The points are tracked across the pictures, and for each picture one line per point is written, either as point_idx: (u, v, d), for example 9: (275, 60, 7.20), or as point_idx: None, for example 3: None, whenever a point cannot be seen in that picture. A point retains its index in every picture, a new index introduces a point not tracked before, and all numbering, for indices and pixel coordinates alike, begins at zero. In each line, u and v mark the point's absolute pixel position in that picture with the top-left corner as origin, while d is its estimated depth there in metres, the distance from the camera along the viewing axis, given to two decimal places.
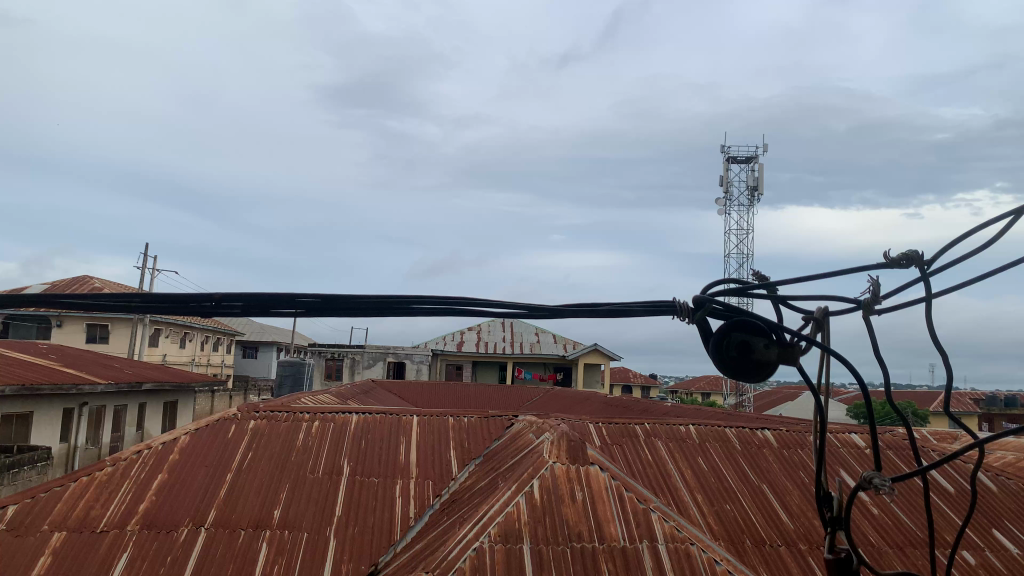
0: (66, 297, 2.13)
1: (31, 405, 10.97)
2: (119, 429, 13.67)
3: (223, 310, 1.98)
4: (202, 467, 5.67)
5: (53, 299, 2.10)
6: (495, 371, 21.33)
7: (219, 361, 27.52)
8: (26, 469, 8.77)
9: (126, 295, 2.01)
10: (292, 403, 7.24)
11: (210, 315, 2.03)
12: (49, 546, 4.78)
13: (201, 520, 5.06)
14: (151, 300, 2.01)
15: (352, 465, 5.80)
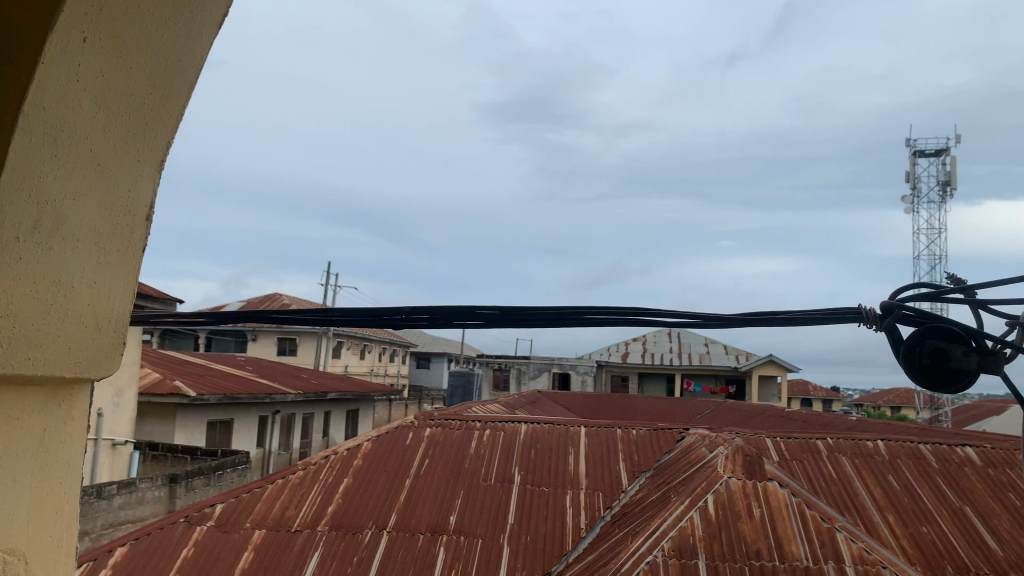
0: (274, 313, 2.30)
1: (233, 413, 12.02)
2: (308, 435, 14.67)
3: (410, 323, 2.06)
4: (383, 472, 5.97)
5: (263, 314, 2.28)
6: (662, 382, 20.96)
7: (395, 372, 28.88)
8: (228, 471, 9.59)
9: (325, 310, 2.14)
10: (465, 412, 7.49)
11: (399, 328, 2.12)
12: (252, 542, 5.20)
13: (383, 523, 5.33)
14: (348, 315, 2.13)
15: (523, 473, 5.89)
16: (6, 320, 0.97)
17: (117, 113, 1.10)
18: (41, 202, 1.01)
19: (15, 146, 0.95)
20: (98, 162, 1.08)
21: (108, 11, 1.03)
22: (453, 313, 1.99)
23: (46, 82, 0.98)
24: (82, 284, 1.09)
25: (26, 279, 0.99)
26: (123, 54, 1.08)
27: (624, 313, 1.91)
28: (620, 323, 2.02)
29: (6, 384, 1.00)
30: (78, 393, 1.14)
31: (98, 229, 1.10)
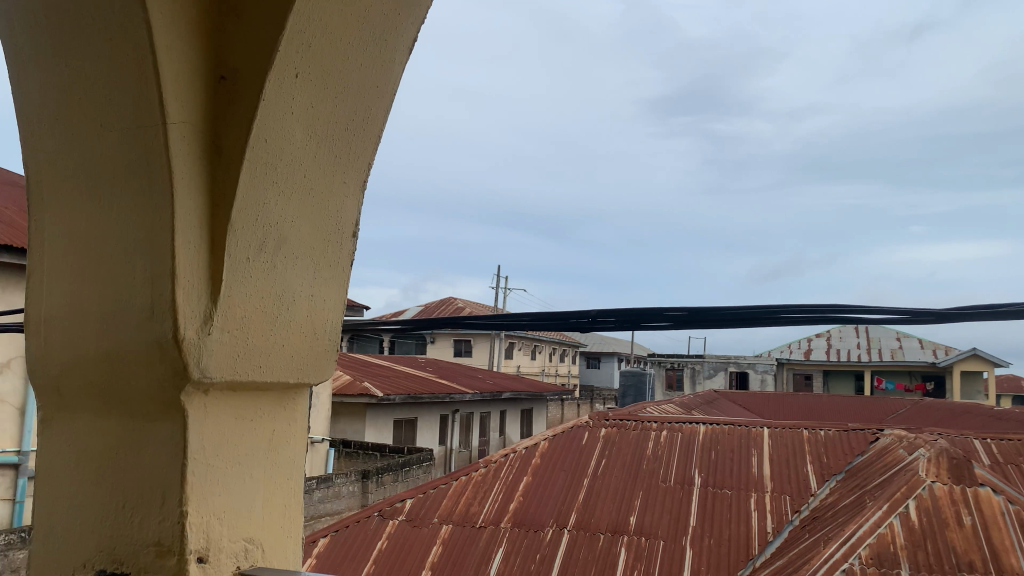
0: (469, 320, 2.40)
1: (416, 411, 12.61)
2: (486, 433, 15.12)
3: (598, 325, 2.07)
4: (561, 471, 6.05)
5: (458, 319, 2.37)
6: (850, 380, 19.75)
7: (567, 372, 29.14)
8: (414, 468, 10.06)
9: (515, 315, 2.20)
10: (640, 412, 7.44)
11: (586, 330, 2.13)
12: (440, 537, 5.43)
13: (564, 521, 5.39)
14: (538, 319, 2.18)
15: (704, 476, 5.76)
16: (242, 332, 1.09)
17: (325, 141, 1.19)
18: (266, 224, 1.12)
19: (245, 176, 1.06)
20: (309, 186, 1.18)
21: (316, 48, 1.13)
22: (642, 315, 1.98)
23: (267, 117, 1.08)
24: (301, 299, 1.19)
25: (257, 296, 1.11)
26: (330, 87, 1.17)
27: (826, 311, 1.81)
28: (817, 321, 1.93)
29: (243, 391, 1.12)
30: (299, 396, 1.25)
31: (312, 247, 1.20)
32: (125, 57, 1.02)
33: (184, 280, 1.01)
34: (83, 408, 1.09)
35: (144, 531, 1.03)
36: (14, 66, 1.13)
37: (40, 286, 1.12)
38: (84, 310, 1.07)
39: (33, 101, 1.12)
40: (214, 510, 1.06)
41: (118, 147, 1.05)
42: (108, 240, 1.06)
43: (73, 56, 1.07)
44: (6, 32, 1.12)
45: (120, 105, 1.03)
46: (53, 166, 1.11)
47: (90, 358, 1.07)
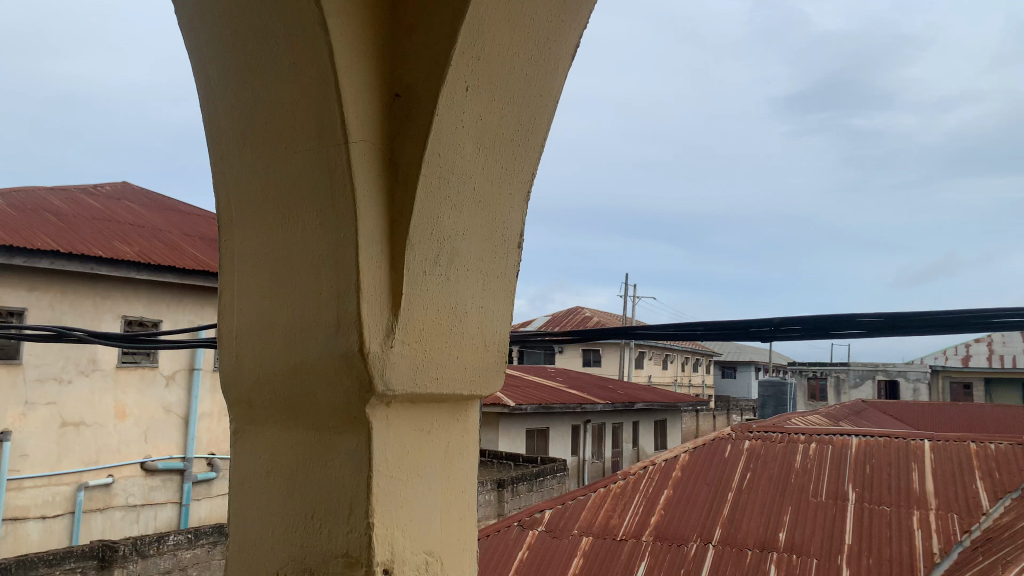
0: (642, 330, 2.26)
1: (548, 421, 12.64)
2: (619, 444, 14.95)
3: (780, 334, 1.93)
4: (704, 484, 5.87)
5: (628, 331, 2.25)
6: (1017, 389, 18.18)
7: (701, 382, 28.42)
8: (549, 478, 10.06)
9: (688, 326, 2.07)
10: (786, 424, 7.12)
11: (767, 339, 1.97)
12: (581, 548, 5.39)
13: (708, 536, 5.22)
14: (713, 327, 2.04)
15: (859, 491, 5.43)
16: (421, 345, 1.10)
17: (494, 153, 1.19)
18: (441, 237, 1.12)
19: (422, 192, 1.07)
20: (479, 198, 1.18)
21: (486, 60, 1.13)
22: (832, 324, 1.81)
23: (441, 132, 1.09)
24: (472, 311, 1.19)
25: (433, 309, 1.11)
26: (499, 97, 1.17)
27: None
28: None
29: (421, 402, 1.13)
30: (471, 409, 1.25)
31: (482, 259, 1.20)
32: (309, 79, 1.05)
33: (368, 294, 1.03)
34: (274, 420, 1.13)
35: (332, 541, 1.05)
36: (205, 95, 1.19)
37: (230, 303, 1.17)
38: (274, 326, 1.11)
39: (223, 127, 1.18)
40: (398, 522, 1.07)
41: (303, 168, 1.08)
42: (294, 258, 1.09)
43: (259, 81, 1.11)
44: (198, 61, 1.18)
45: (305, 127, 1.07)
46: (243, 188, 1.16)
47: (279, 372, 1.10)
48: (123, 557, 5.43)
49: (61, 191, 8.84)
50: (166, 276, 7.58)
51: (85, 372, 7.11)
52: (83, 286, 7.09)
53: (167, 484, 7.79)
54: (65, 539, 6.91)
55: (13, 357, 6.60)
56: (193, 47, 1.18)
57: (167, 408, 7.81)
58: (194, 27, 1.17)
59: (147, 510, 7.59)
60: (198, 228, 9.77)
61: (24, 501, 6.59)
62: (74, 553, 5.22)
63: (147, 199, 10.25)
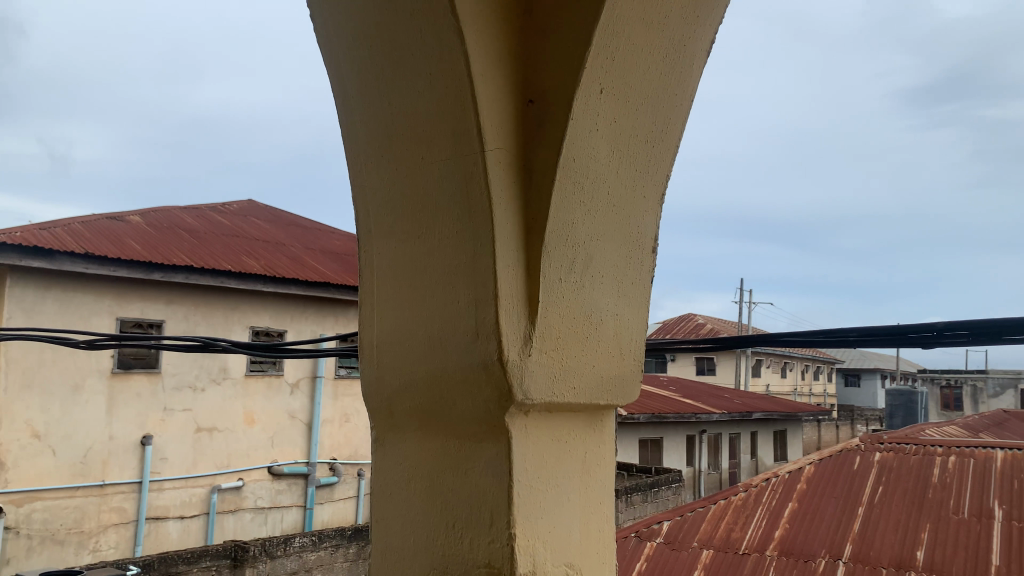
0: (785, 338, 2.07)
1: (661, 431, 12.42)
2: (736, 456, 14.51)
3: (945, 340, 1.70)
4: (832, 498, 5.60)
5: (770, 339, 2.08)
6: None
7: (821, 390, 27.26)
8: (663, 489, 9.86)
9: (839, 332, 1.88)
10: (921, 435, 6.68)
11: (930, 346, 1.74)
12: (702, 562, 5.25)
13: (838, 553, 4.97)
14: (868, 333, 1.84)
15: (1007, 508, 5.03)
16: (559, 352, 1.08)
17: (629, 156, 1.16)
18: (577, 243, 1.10)
19: (558, 197, 1.05)
20: (613, 202, 1.15)
21: (620, 59, 1.10)
22: (1005, 328, 1.57)
23: (575, 135, 1.07)
24: (608, 317, 1.16)
25: (570, 317, 1.09)
26: (634, 98, 1.14)
27: None
28: None
29: (559, 412, 1.11)
30: (607, 418, 1.22)
31: (616, 264, 1.17)
32: (444, 89, 1.05)
33: (505, 302, 1.02)
34: (414, 429, 1.14)
35: (474, 551, 1.04)
36: (343, 111, 1.22)
37: (371, 313, 1.19)
38: (412, 334, 1.12)
39: (361, 142, 1.20)
40: (539, 533, 1.05)
41: (439, 178, 1.08)
42: (431, 267, 1.10)
43: (394, 93, 1.13)
44: (335, 77, 1.21)
45: (440, 136, 1.07)
46: (380, 200, 1.18)
47: (418, 381, 1.11)
48: (253, 557, 5.66)
49: (193, 210, 9.38)
50: (289, 287, 7.87)
51: (218, 380, 7.51)
52: (215, 298, 7.50)
53: (292, 487, 8.10)
54: (201, 538, 7.30)
55: (153, 366, 7.05)
56: (331, 64, 1.21)
57: (291, 415, 8.13)
58: (333, 44, 1.20)
59: (274, 513, 7.91)
60: (318, 242, 10.17)
61: (164, 501, 7.02)
62: (209, 552, 5.50)
63: (270, 215, 10.76)
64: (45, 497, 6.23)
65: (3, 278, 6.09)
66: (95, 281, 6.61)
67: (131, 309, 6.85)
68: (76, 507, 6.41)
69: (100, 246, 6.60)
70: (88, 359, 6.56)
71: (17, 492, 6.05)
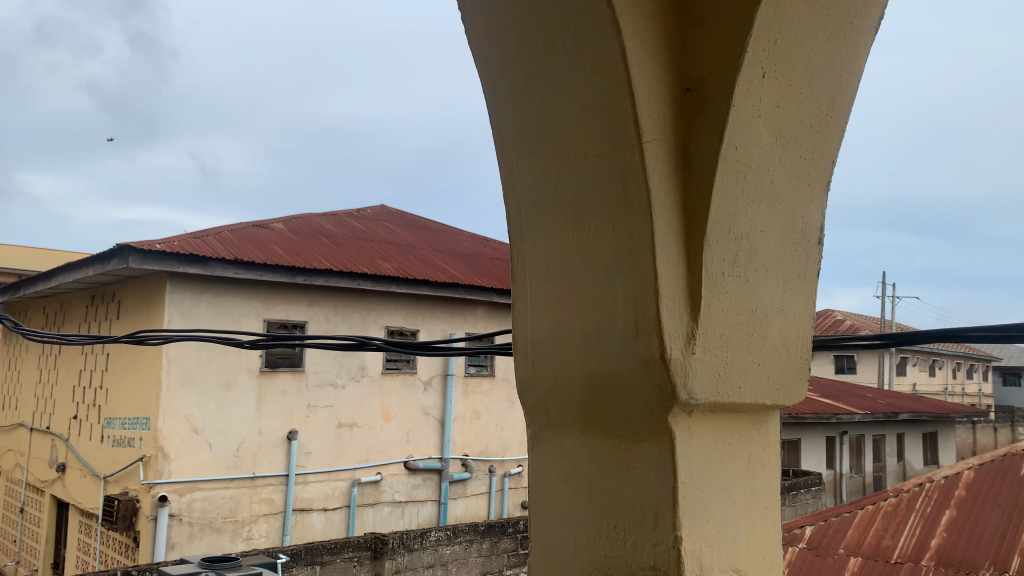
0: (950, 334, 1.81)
1: (798, 432, 11.92)
2: (881, 458, 13.76)
3: None
4: (996, 505, 5.15)
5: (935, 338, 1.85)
6: None
7: (975, 390, 25.40)
8: (802, 492, 9.45)
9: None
10: None
11: None
12: (849, 569, 5.00)
13: (1004, 565, 4.56)
14: None
15: None
16: (723, 351, 1.04)
17: (793, 142, 1.11)
18: (739, 235, 1.06)
19: (719, 188, 1.02)
20: (777, 191, 1.10)
21: (783, 43, 1.06)
22: None
23: (737, 124, 1.03)
24: (773, 313, 1.11)
25: (735, 313, 1.05)
26: (796, 81, 1.09)
27: None
28: None
29: (724, 412, 1.07)
30: (771, 419, 1.16)
31: (781, 257, 1.12)
32: (598, 84, 1.04)
33: (667, 298, 0.99)
34: (572, 427, 1.13)
35: (638, 553, 1.01)
36: (494, 111, 1.23)
37: (524, 310, 1.19)
38: (569, 333, 1.10)
39: (512, 141, 1.21)
40: (705, 537, 1.01)
41: (593, 174, 1.07)
42: (586, 265, 1.08)
43: (544, 90, 1.13)
44: (486, 77, 1.23)
45: (595, 131, 1.05)
46: (532, 198, 1.18)
47: (576, 379, 1.10)
48: (392, 549, 5.85)
49: (330, 216, 9.82)
50: (421, 289, 8.06)
51: (356, 377, 7.81)
52: (352, 299, 7.81)
53: (427, 482, 8.33)
54: (344, 529, 7.63)
55: (297, 364, 7.43)
56: (482, 65, 1.23)
57: (425, 412, 8.35)
58: (484, 45, 1.22)
59: (411, 507, 8.17)
60: (446, 244, 10.40)
61: (309, 493, 7.38)
62: (351, 544, 5.72)
63: (401, 219, 11.10)
64: (204, 487, 6.67)
65: (164, 284, 6.58)
66: (244, 284, 7.03)
67: (277, 311, 7.24)
68: (230, 497, 6.83)
69: (249, 252, 7.00)
70: (239, 358, 6.99)
71: (179, 482, 6.52)
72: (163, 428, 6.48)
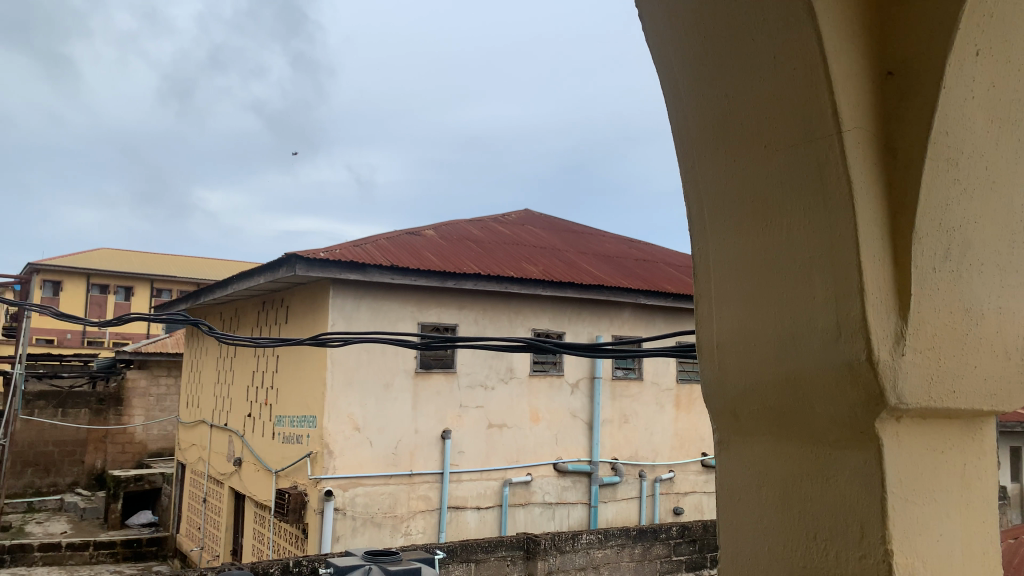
0: None
1: None
2: None
3: None
4: None
5: None
6: None
7: None
8: None
9: None
10: None
11: None
12: None
13: None
14: None
15: None
16: (936, 352, 0.97)
17: (1007, 127, 1.02)
18: (950, 229, 0.98)
19: (927, 177, 0.94)
20: (992, 178, 1.02)
21: (999, 17, 0.97)
22: None
23: (947, 107, 0.96)
24: (991, 312, 1.02)
25: (945, 310, 0.98)
26: (1013, 59, 1.00)
27: None
28: None
29: (935, 418, 0.99)
30: (986, 427, 1.07)
31: (997, 249, 1.03)
32: (789, 71, 0.99)
33: (873, 297, 0.93)
34: (764, 432, 1.09)
35: (842, 565, 0.96)
36: (673, 108, 1.21)
37: (708, 310, 1.16)
38: (761, 337, 1.06)
39: (691, 138, 1.18)
40: (917, 552, 0.94)
41: (784, 165, 1.03)
42: (778, 261, 1.04)
43: (727, 83, 1.10)
44: (665, 74, 1.22)
45: (786, 121, 1.01)
46: (715, 195, 1.15)
47: (770, 381, 1.05)
48: (545, 550, 5.89)
49: (477, 221, 10.04)
50: (567, 291, 8.06)
51: (505, 379, 7.93)
52: (501, 303, 7.94)
53: (577, 485, 8.34)
54: (497, 528, 7.79)
55: (450, 365, 7.64)
56: (661, 62, 1.22)
57: (573, 414, 8.36)
58: (664, 42, 1.21)
59: (562, 508, 8.21)
60: (591, 246, 10.39)
61: (463, 492, 7.57)
62: (504, 543, 5.80)
63: (546, 223, 11.19)
64: (365, 483, 6.99)
65: (327, 290, 6.95)
66: (399, 289, 7.30)
67: (430, 314, 7.47)
68: (390, 493, 7.11)
69: (402, 259, 7.27)
70: (396, 359, 7.27)
71: (343, 477, 6.86)
72: (328, 426, 6.84)
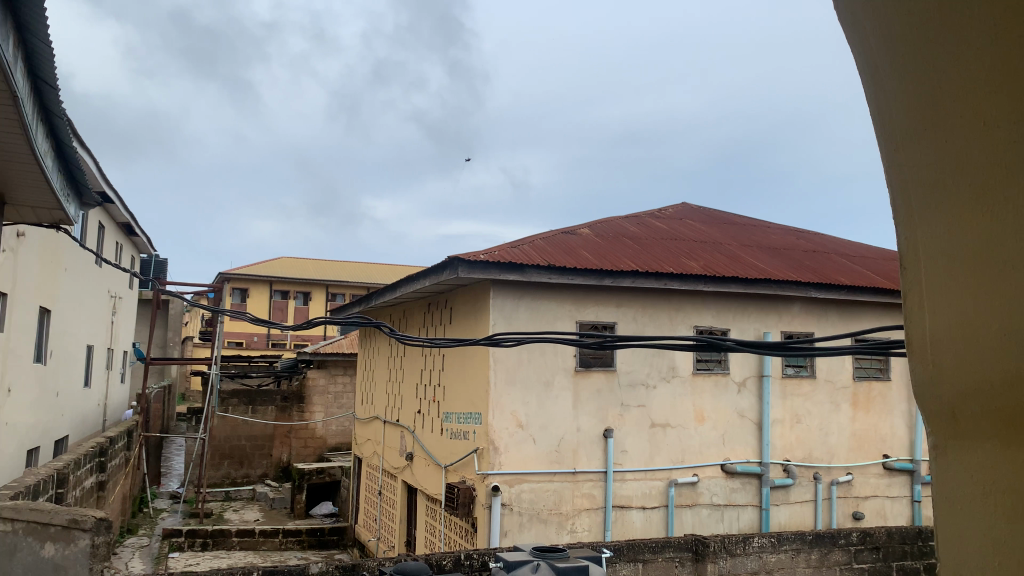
0: None
1: None
2: None
3: None
4: None
5: None
6: None
7: None
8: None
9: None
10: None
11: None
12: None
13: None
14: None
15: None
16: None
17: None
18: None
19: None
20: None
21: None
22: None
23: None
24: None
25: None
26: None
27: None
28: None
29: None
30: None
31: None
32: (1010, 38, 0.91)
33: None
34: (985, 436, 0.98)
35: None
36: (873, 94, 1.15)
37: (920, 305, 1.08)
38: (983, 331, 0.97)
39: (892, 122, 1.11)
40: None
41: (1005, 141, 0.93)
42: (999, 247, 0.94)
43: (934, 58, 1.02)
44: (864, 57, 1.16)
45: (1006, 94, 0.92)
46: (922, 181, 1.07)
47: (996, 379, 0.96)
48: (714, 553, 5.75)
49: (634, 218, 9.95)
50: (730, 286, 7.80)
51: (668, 377, 7.79)
52: (661, 300, 7.81)
53: (746, 486, 8.05)
54: (664, 529, 7.66)
55: (610, 364, 7.60)
56: (858, 48, 1.17)
57: (740, 414, 8.10)
58: (861, 26, 1.15)
59: (731, 511, 7.96)
60: (754, 238, 10.02)
61: (627, 491, 7.50)
62: (673, 543, 5.69)
63: (706, 217, 10.90)
64: (530, 479, 7.09)
65: (488, 291, 7.11)
66: (558, 288, 7.36)
67: (588, 312, 7.47)
68: (554, 490, 7.18)
69: (560, 258, 7.31)
70: (556, 358, 7.33)
71: (508, 473, 6.99)
72: (493, 423, 7.00)
